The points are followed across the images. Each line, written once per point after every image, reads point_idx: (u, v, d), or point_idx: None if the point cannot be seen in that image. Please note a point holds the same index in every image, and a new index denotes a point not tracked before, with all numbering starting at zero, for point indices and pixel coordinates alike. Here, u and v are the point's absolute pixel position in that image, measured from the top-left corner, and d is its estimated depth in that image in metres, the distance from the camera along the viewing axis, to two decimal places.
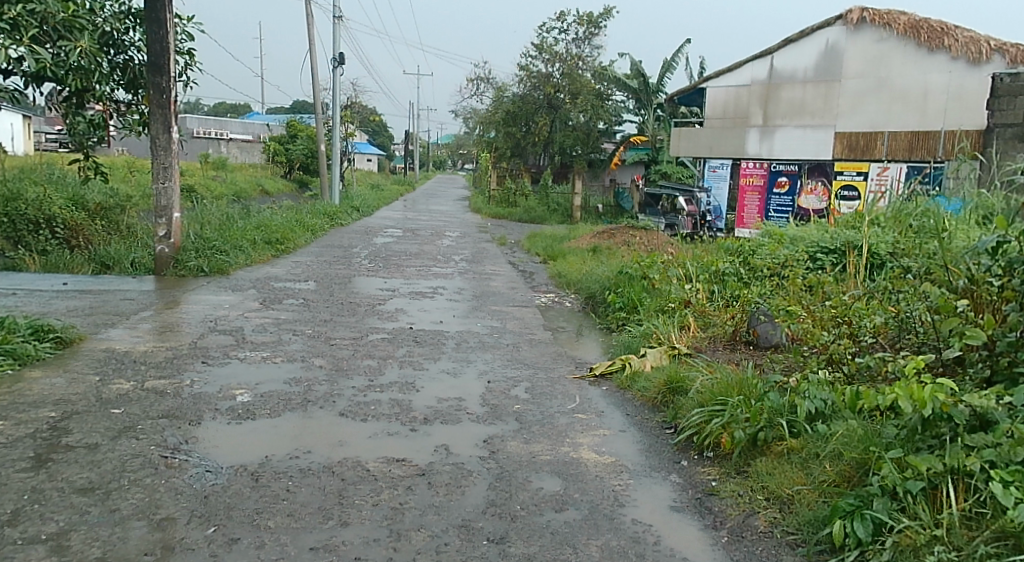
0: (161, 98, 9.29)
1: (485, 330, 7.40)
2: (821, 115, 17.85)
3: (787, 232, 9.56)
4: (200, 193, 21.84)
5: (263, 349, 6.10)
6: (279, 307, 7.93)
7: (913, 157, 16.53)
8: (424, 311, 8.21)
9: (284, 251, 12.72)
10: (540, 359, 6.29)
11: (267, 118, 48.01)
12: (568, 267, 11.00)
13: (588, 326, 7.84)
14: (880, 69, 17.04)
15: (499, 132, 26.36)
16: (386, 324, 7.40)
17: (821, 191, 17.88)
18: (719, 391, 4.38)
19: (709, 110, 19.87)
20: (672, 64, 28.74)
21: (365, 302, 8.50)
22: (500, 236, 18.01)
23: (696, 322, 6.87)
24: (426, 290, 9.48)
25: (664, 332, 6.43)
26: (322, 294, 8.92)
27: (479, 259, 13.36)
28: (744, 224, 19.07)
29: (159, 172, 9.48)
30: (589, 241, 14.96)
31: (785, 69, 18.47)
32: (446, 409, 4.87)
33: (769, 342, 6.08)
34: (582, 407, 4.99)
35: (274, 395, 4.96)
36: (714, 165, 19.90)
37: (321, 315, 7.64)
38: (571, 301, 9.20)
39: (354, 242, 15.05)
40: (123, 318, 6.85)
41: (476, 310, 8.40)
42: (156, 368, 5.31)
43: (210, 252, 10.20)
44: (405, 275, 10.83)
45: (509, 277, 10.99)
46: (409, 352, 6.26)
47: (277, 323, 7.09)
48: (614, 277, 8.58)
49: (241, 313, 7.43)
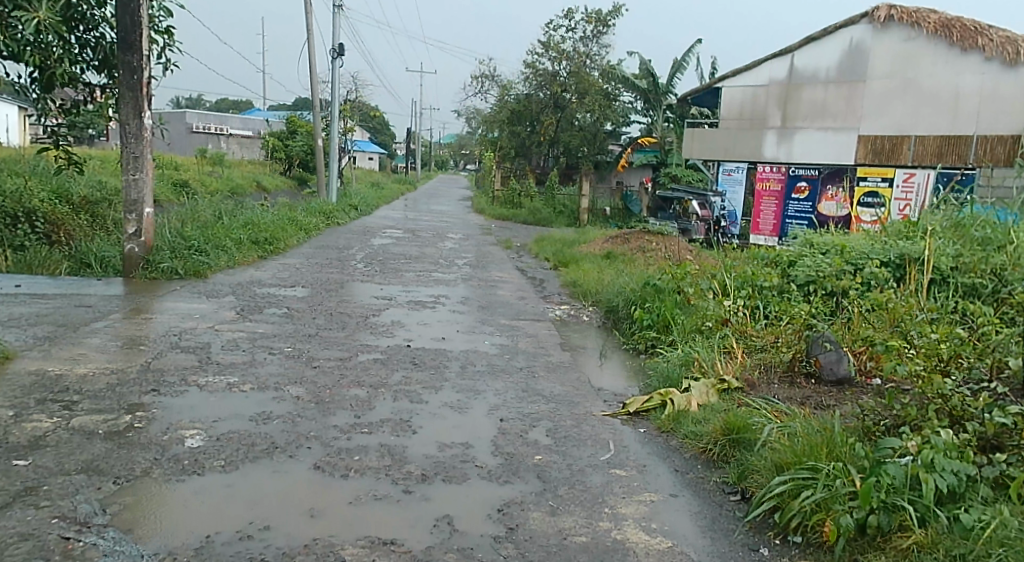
0: (131, 80, 8.30)
1: (494, 349, 6.41)
2: (844, 117, 16.83)
3: (828, 240, 8.53)
4: (192, 189, 20.89)
5: (232, 372, 5.10)
6: (259, 317, 6.93)
7: (942, 162, 15.65)
8: (424, 324, 7.21)
9: (273, 252, 11.72)
10: (560, 389, 5.31)
11: (267, 113, 46.96)
12: (583, 275, 10.03)
13: (611, 347, 6.84)
14: (909, 69, 16.05)
15: (505, 130, 25.63)
16: (379, 341, 6.41)
17: (843, 198, 16.89)
18: (803, 448, 3.44)
19: (725, 110, 18.83)
20: (684, 63, 27.62)
21: (358, 313, 7.48)
22: (505, 239, 17.03)
23: (738, 348, 5.87)
24: (426, 299, 8.50)
25: (708, 360, 5.44)
26: (309, 302, 7.92)
27: (484, 263, 12.35)
28: (759, 231, 18.13)
29: (129, 162, 8.53)
30: (601, 247, 13.95)
31: (805, 69, 17.45)
32: (450, 460, 3.88)
33: (835, 376, 5.06)
34: (619, 460, 4.02)
35: (235, 436, 3.97)
36: (729, 169, 18.85)
37: (305, 328, 6.65)
38: (589, 315, 8.20)
39: (352, 243, 14.06)
40: (72, 330, 5.86)
41: (483, 324, 7.39)
42: (92, 398, 4.33)
43: (188, 253, 9.18)
44: (403, 281, 9.83)
45: (519, 285, 9.99)
46: (406, 379, 5.28)
47: (253, 338, 6.08)
48: (637, 290, 7.53)
49: (213, 325, 6.43)
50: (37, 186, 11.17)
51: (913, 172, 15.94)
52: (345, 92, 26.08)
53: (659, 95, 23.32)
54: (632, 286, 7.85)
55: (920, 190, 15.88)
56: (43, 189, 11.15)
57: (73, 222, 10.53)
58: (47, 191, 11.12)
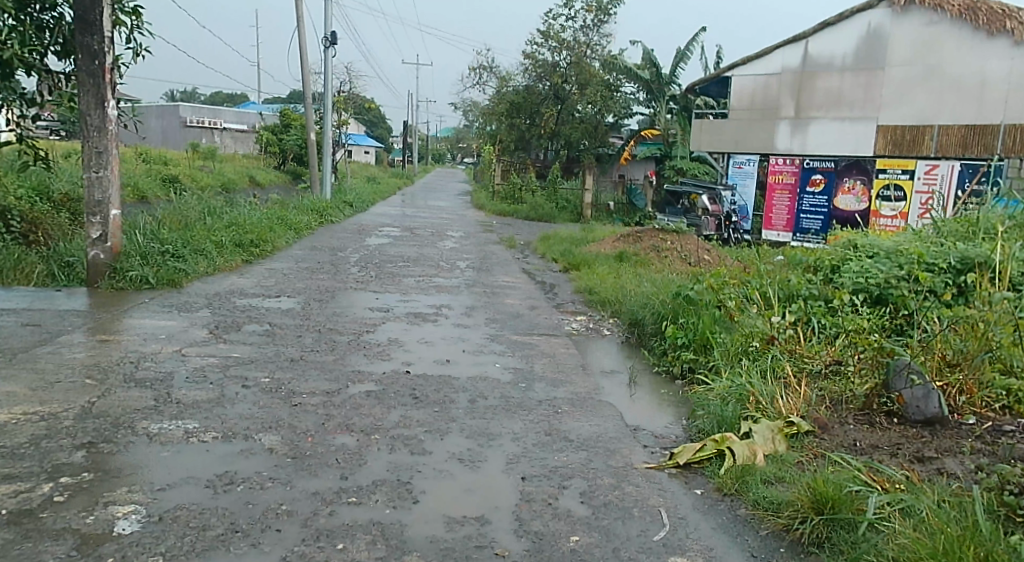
0: (92, 64, 7.36)
1: (507, 376, 5.53)
2: (863, 106, 15.88)
3: (874, 241, 7.64)
4: (181, 184, 19.95)
5: (192, 414, 4.20)
6: (235, 337, 6.03)
7: (967, 154, 14.60)
8: (425, 343, 6.32)
9: (259, 255, 10.82)
10: (591, 432, 4.42)
11: (260, 104, 45.92)
12: (598, 281, 9.17)
13: (640, 368, 5.94)
14: (931, 56, 15.04)
15: (504, 123, 24.78)
16: (372, 367, 5.50)
17: (860, 191, 15.85)
18: (941, 545, 2.63)
19: (735, 100, 17.94)
20: (688, 53, 26.78)
21: (349, 330, 6.57)
22: (507, 238, 16.11)
23: (793, 379, 5.00)
24: (426, 310, 7.62)
25: (765, 394, 4.54)
26: (295, 316, 7.01)
27: (487, 266, 11.48)
28: (772, 226, 17.22)
29: (91, 157, 7.54)
30: (612, 247, 13.03)
31: (820, 56, 16.53)
32: (461, 547, 3.01)
33: (922, 416, 4.19)
34: (678, 543, 3.13)
35: (182, 514, 3.09)
36: (740, 161, 17.98)
37: (288, 351, 5.76)
38: (610, 328, 7.32)
39: (346, 243, 13.16)
40: (8, 359, 4.95)
41: (492, 342, 6.50)
42: (7, 458, 3.45)
43: (163, 260, 8.26)
44: (401, 288, 8.92)
45: (527, 293, 9.10)
46: (406, 421, 4.39)
47: (226, 366, 5.18)
48: (667, 301, 6.66)
49: (178, 347, 5.51)
50: (12, 182, 10.22)
51: (936, 164, 14.85)
52: (340, 83, 25.09)
53: (661, 86, 22.33)
54: (658, 296, 6.97)
55: (944, 183, 14.74)
56: (20, 185, 10.20)
57: (50, 221, 9.55)
58: (24, 188, 10.18)
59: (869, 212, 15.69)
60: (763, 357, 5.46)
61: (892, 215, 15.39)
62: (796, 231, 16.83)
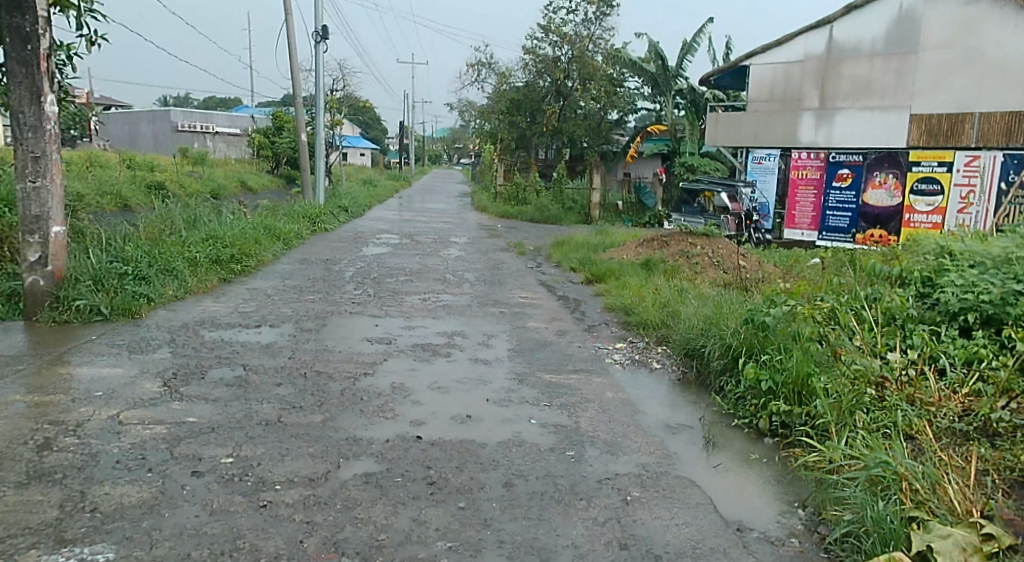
0: (23, 51, 6.04)
1: (550, 439, 4.23)
2: (894, 94, 14.52)
3: (972, 248, 6.33)
4: (167, 191, 18.64)
5: (110, 532, 2.95)
6: (196, 389, 4.74)
7: (1012, 143, 13.15)
8: (437, 390, 5.02)
9: (241, 272, 9.52)
10: (681, 538, 3.14)
11: (251, 107, 44.57)
12: (631, 298, 7.87)
13: (713, 420, 4.65)
14: (970, 37, 13.57)
15: (504, 121, 23.48)
16: (371, 432, 4.19)
17: (893, 185, 14.32)
18: None
19: (754, 91, 16.63)
20: (695, 45, 25.51)
21: (341, 373, 5.26)
22: (516, 243, 14.80)
23: (943, 449, 3.72)
24: (436, 340, 6.33)
25: (926, 478, 3.18)
26: (274, 355, 5.69)
27: (499, 278, 10.19)
28: (795, 224, 15.81)
29: (26, 164, 6.23)
30: (635, 253, 11.76)
31: (846, 42, 15.18)
32: None
33: None
34: None
35: None
36: (759, 156, 16.53)
37: (262, 409, 4.46)
38: (661, 360, 5.99)
39: (340, 255, 11.84)
40: None
41: (522, 387, 5.17)
42: None
43: (119, 286, 6.96)
44: (403, 310, 7.61)
45: (551, 312, 7.80)
46: (420, 529, 3.10)
47: (175, 438, 3.87)
48: (736, 328, 5.35)
49: (116, 409, 4.21)
50: None
51: (977, 154, 13.19)
52: (332, 81, 23.74)
53: (668, 78, 20.60)
54: (722, 324, 5.66)
55: (986, 176, 13.16)
56: None
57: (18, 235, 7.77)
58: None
59: (902, 208, 14.15)
60: (884, 411, 4.18)
61: (928, 211, 13.83)
62: (823, 230, 15.41)
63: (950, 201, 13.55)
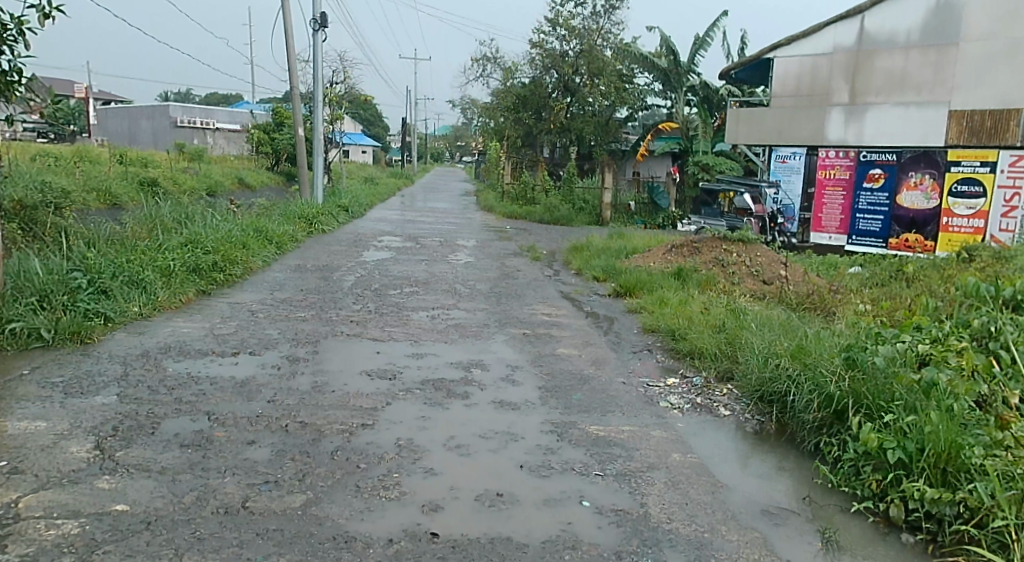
0: None
1: (615, 535, 3.11)
2: (932, 89, 13.02)
3: None
4: (159, 187, 17.48)
5: None
6: (139, 452, 3.61)
7: None
8: (458, 452, 3.87)
9: (222, 282, 8.36)
10: None
11: (252, 102, 43.37)
12: (671, 320, 6.71)
13: (823, 501, 3.50)
14: (1016, 27, 12.12)
15: (510, 117, 22.28)
16: (370, 524, 3.07)
17: (930, 186, 12.88)
18: None
19: (778, 86, 15.13)
20: (709, 38, 24.41)
21: (333, 427, 4.11)
22: (529, 247, 13.61)
23: None
24: (450, 376, 5.17)
25: None
26: (250, 397, 4.54)
27: (515, 288, 9.05)
28: (820, 228, 14.29)
29: None
30: (663, 261, 10.60)
31: (879, 32, 13.58)
32: None
33: None
34: None
35: None
36: (783, 155, 14.90)
37: (221, 484, 3.33)
38: (728, 404, 4.78)
39: (339, 261, 10.66)
40: None
41: (563, 445, 4.02)
42: None
43: (66, 304, 5.78)
44: (409, 332, 6.44)
45: (581, 335, 6.63)
46: None
47: (90, 546, 2.79)
48: (831, 372, 4.19)
49: (18, 492, 3.11)
50: None
51: None
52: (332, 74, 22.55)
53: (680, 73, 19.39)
54: (805, 362, 4.50)
55: None
56: None
57: None
58: None
59: (940, 211, 12.77)
60: None
61: (968, 215, 12.48)
62: (851, 233, 13.89)
63: (993, 204, 12.15)
